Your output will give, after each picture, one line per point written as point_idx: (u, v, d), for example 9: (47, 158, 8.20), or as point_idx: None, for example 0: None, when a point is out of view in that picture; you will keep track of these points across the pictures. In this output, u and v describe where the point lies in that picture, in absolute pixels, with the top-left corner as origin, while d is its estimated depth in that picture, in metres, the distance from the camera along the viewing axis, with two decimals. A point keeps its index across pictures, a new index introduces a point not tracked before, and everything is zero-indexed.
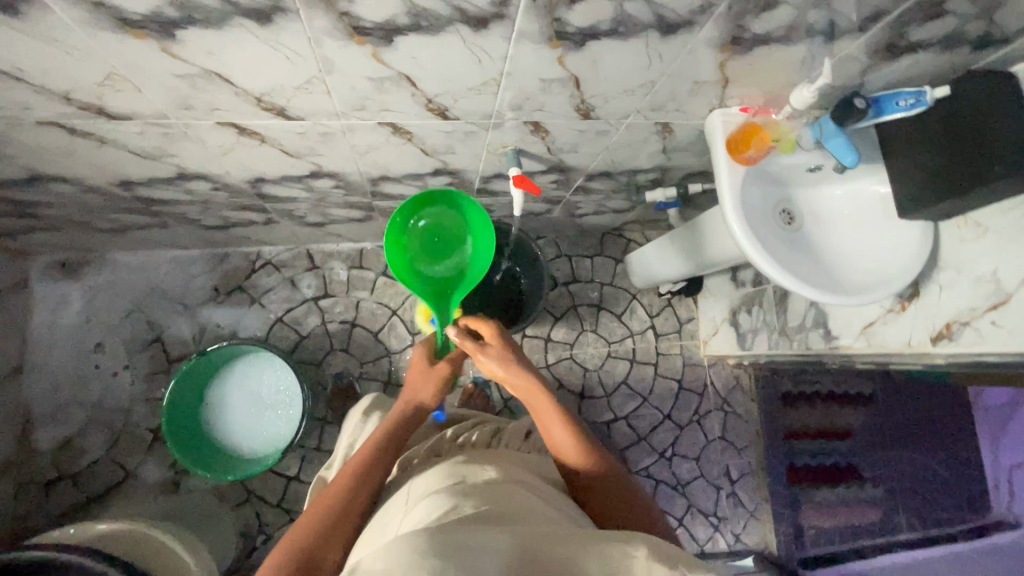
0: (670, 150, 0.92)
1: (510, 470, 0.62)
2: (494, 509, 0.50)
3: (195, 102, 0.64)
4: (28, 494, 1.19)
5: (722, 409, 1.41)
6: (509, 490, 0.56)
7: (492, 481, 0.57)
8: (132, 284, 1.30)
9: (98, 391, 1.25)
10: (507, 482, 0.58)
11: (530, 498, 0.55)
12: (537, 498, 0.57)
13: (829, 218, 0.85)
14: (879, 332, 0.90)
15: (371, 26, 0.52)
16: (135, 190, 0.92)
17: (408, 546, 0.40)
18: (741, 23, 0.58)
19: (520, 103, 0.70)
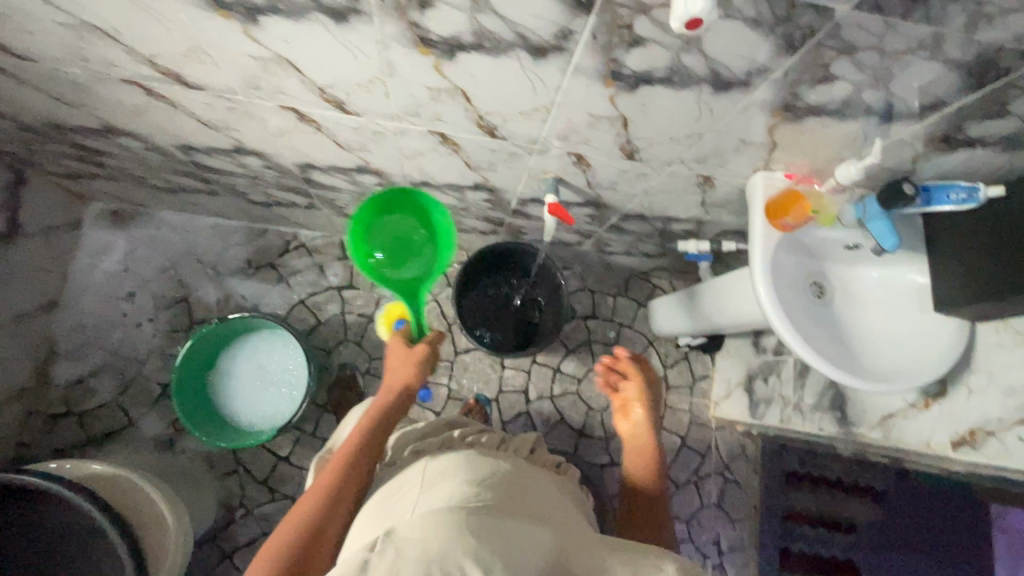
0: (709, 204, 0.92)
1: (523, 465, 0.63)
2: (521, 498, 0.53)
3: (263, 84, 0.68)
4: (34, 424, 1.23)
5: (722, 474, 1.35)
6: (535, 485, 0.58)
7: (517, 470, 0.59)
8: (173, 243, 1.36)
9: (120, 338, 1.30)
10: (530, 476, 0.59)
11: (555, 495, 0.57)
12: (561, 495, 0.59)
13: (861, 299, 0.82)
14: (899, 425, 0.87)
15: (437, 39, 0.55)
16: (193, 156, 0.97)
17: (442, 522, 0.43)
18: (795, 92, 0.58)
19: (566, 133, 0.72)
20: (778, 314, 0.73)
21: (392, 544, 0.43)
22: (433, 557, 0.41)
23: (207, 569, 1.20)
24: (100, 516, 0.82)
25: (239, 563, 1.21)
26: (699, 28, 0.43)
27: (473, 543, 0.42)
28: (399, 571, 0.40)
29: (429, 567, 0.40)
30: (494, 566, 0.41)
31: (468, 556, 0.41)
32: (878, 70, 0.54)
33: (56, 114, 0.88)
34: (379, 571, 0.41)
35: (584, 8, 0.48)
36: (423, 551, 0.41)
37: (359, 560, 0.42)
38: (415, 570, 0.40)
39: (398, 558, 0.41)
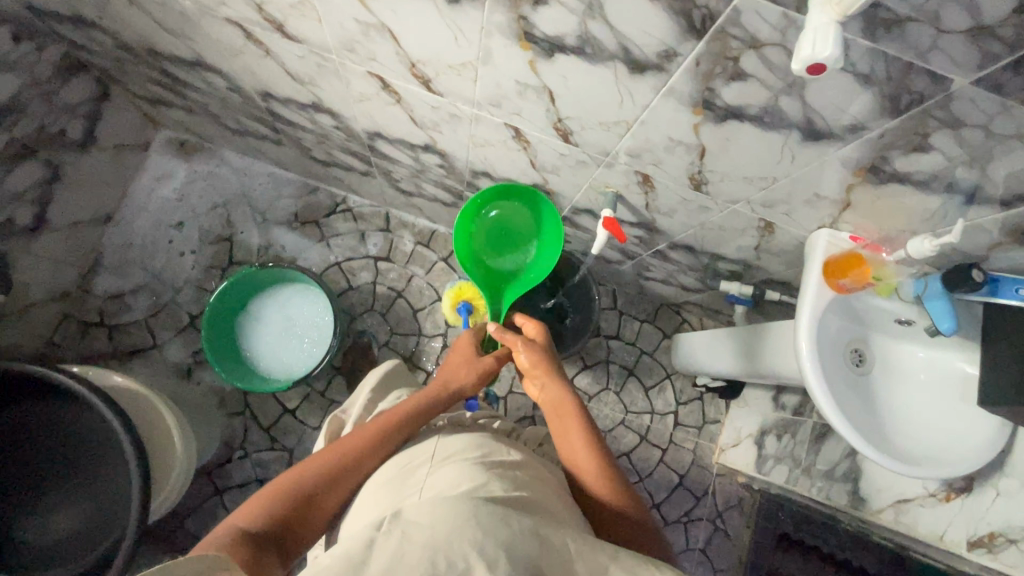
0: (763, 249, 0.90)
1: (535, 461, 0.64)
2: (529, 493, 0.54)
3: (358, 47, 0.70)
4: (68, 327, 1.28)
5: (714, 522, 1.34)
6: (542, 481, 0.59)
7: (524, 464, 0.60)
8: (229, 183, 1.40)
9: (162, 263, 1.34)
10: (540, 472, 0.60)
11: (560, 500, 0.57)
12: (564, 502, 0.59)
13: (901, 375, 0.80)
14: (913, 511, 0.85)
15: (540, 36, 0.55)
16: (270, 104, 1.00)
17: (451, 510, 0.44)
18: (885, 155, 0.57)
19: (639, 152, 0.72)
20: (816, 375, 0.72)
21: (397, 524, 0.44)
22: (439, 547, 0.42)
23: (198, 501, 1.23)
24: (118, 428, 0.84)
25: (228, 502, 1.23)
26: (821, 72, 0.43)
27: (480, 534, 0.43)
28: (404, 554, 0.41)
29: (435, 555, 0.41)
30: (500, 562, 0.41)
31: (473, 549, 0.42)
32: (978, 149, 0.52)
33: (155, 39, 0.91)
34: (385, 549, 0.42)
35: (697, 33, 0.48)
36: (430, 538, 0.42)
37: (365, 536, 0.43)
38: (421, 556, 0.41)
39: (404, 541, 0.42)
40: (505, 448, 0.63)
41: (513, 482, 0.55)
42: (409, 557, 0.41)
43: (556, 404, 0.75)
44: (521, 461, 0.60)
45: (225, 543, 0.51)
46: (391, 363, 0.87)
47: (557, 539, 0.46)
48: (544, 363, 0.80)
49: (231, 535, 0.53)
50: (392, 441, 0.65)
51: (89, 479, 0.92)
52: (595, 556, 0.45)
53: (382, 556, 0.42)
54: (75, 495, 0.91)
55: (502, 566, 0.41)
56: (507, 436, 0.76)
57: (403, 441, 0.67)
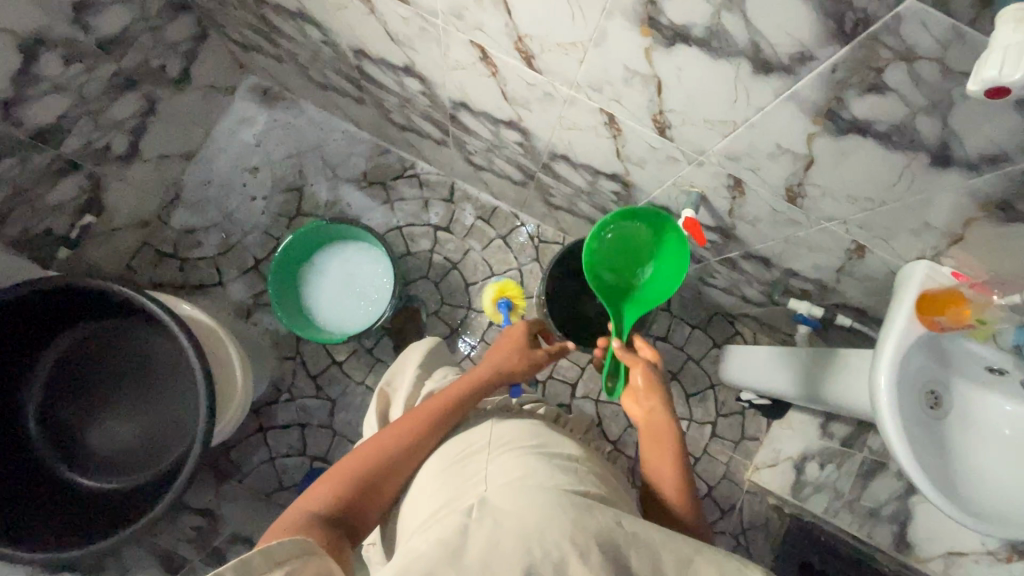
0: (845, 273, 0.86)
1: (592, 456, 0.65)
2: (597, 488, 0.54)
3: (467, 15, 0.69)
4: (144, 254, 1.35)
5: (735, 537, 1.32)
6: (605, 477, 0.59)
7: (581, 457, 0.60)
8: (305, 135, 1.43)
9: (235, 205, 1.39)
10: (599, 468, 0.61)
11: (622, 497, 0.59)
12: (625, 499, 0.60)
13: (977, 427, 0.75)
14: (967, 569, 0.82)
15: (665, 23, 0.53)
16: (362, 62, 1.01)
17: (538, 502, 0.46)
18: (1022, 192, 0.52)
19: (738, 155, 0.69)
20: (894, 417, 0.69)
21: (488, 516, 0.45)
22: (533, 535, 0.43)
23: (243, 435, 1.29)
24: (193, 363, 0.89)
25: (270, 440, 1.29)
26: (1004, 95, 0.40)
27: (569, 526, 0.44)
28: (499, 542, 0.42)
29: (530, 542, 0.42)
30: (593, 551, 0.43)
31: (566, 538, 0.43)
32: None
33: None
34: (479, 535, 0.43)
35: (844, 37, 0.45)
36: (523, 527, 0.43)
37: (457, 524, 0.45)
38: (517, 543, 0.42)
39: (497, 527, 0.44)
40: (560, 438, 0.63)
41: (580, 478, 0.55)
42: (504, 543, 0.42)
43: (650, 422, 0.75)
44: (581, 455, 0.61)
45: (303, 525, 0.53)
46: (426, 342, 0.87)
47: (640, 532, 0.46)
48: (654, 381, 0.79)
49: (305, 518, 0.55)
50: (446, 423, 0.66)
51: (155, 401, 0.97)
52: (680, 547, 0.46)
53: (477, 542, 0.43)
54: (141, 413, 0.97)
55: (595, 556, 0.42)
56: (552, 422, 0.76)
57: (455, 423, 0.67)
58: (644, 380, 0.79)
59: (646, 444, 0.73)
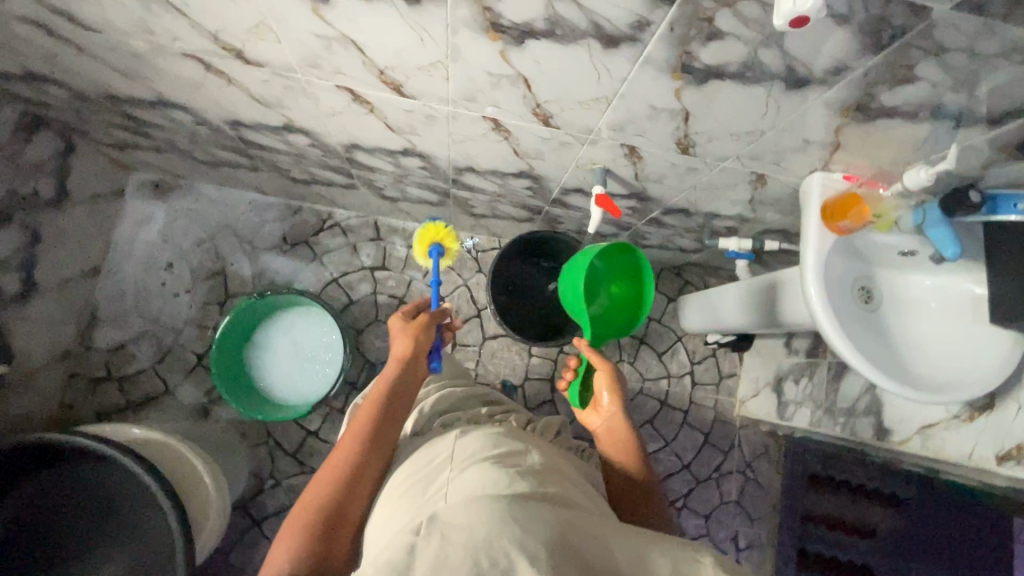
0: (757, 201, 0.90)
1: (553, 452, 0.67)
2: (555, 491, 0.54)
3: (322, 63, 0.68)
4: (76, 386, 1.27)
5: (745, 472, 1.37)
6: (561, 473, 0.60)
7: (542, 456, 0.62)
8: (210, 216, 1.37)
9: (158, 307, 1.32)
10: (558, 464, 0.62)
11: (582, 490, 0.60)
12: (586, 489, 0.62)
13: (910, 306, 0.82)
14: (939, 436, 0.86)
15: (508, 25, 0.54)
16: (241, 131, 0.97)
17: (486, 511, 0.46)
18: (871, 92, 0.56)
19: (622, 125, 0.71)
20: (829, 317, 0.73)
21: (440, 531, 0.45)
22: (480, 544, 0.43)
23: (237, 534, 1.24)
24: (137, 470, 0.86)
25: (267, 531, 1.24)
26: (806, 23, 0.44)
27: (519, 532, 0.45)
28: (447, 556, 0.43)
29: (479, 553, 0.43)
30: (542, 556, 0.44)
31: (516, 546, 0.43)
32: (965, 72, 0.52)
33: (110, 84, 0.88)
34: (427, 555, 0.43)
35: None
36: (471, 538, 0.44)
37: (406, 543, 0.45)
38: (463, 556, 0.43)
39: (445, 542, 0.44)
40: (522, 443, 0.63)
41: (539, 478, 0.55)
42: (451, 556, 0.43)
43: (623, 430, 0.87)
44: (542, 457, 0.61)
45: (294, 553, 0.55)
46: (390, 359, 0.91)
47: (593, 534, 0.49)
48: (618, 391, 0.91)
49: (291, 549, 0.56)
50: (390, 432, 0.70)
51: (121, 533, 0.91)
52: (636, 546, 0.49)
53: (424, 557, 0.43)
54: (112, 547, 0.91)
55: (544, 559, 0.43)
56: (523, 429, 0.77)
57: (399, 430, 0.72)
58: (607, 388, 0.91)
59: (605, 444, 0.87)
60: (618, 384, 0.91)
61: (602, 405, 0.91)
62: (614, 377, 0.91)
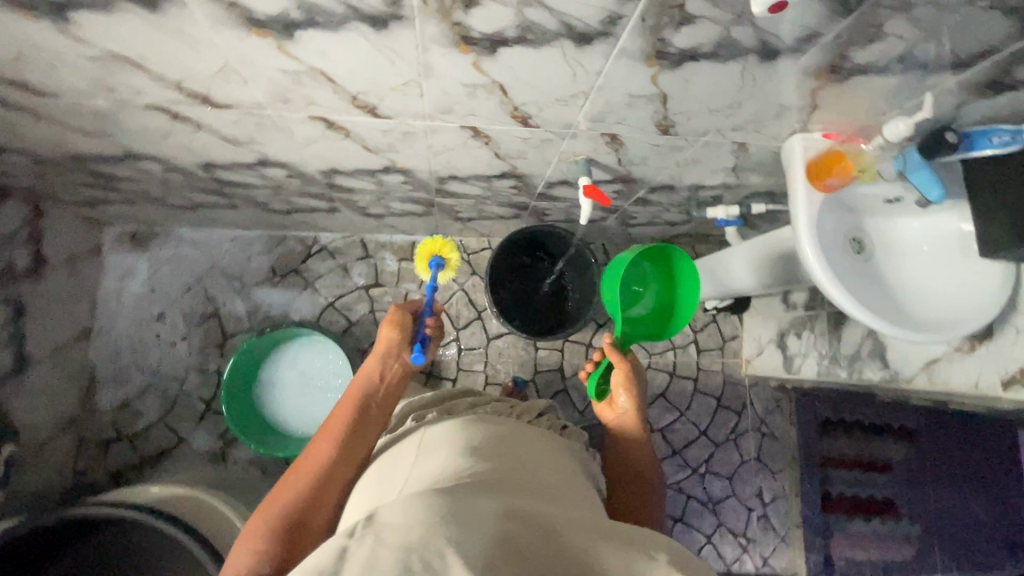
0: (740, 168, 0.91)
1: (523, 441, 0.65)
2: (512, 491, 0.51)
3: (293, 96, 0.66)
4: (88, 451, 1.25)
5: (759, 430, 1.40)
6: (520, 467, 0.58)
7: (505, 453, 0.60)
8: (193, 259, 1.35)
9: (157, 359, 1.30)
10: (520, 458, 0.60)
11: (546, 484, 0.57)
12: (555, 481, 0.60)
13: (902, 250, 0.84)
14: (944, 369, 0.88)
15: (479, 37, 0.53)
16: (215, 172, 0.95)
17: (426, 511, 0.42)
18: (843, 53, 0.57)
19: (601, 115, 0.71)
20: (828, 276, 0.74)
21: (373, 535, 0.40)
22: (414, 545, 0.39)
23: None
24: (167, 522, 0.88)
25: None
26: (782, 10, 0.47)
27: (456, 529, 0.41)
28: (378, 559, 0.38)
29: (410, 556, 0.38)
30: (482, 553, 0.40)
31: (452, 545, 0.39)
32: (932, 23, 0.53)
33: (74, 145, 0.85)
34: (359, 558, 0.39)
35: None
36: (405, 538, 0.39)
37: (336, 547, 0.40)
38: (395, 556, 0.38)
39: (379, 543, 0.39)
40: (487, 440, 0.61)
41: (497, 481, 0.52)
42: (382, 561, 0.38)
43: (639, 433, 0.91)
44: (504, 457, 0.59)
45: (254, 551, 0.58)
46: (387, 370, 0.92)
47: (544, 532, 0.45)
48: (634, 391, 0.93)
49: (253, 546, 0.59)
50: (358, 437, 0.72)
51: None
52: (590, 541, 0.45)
53: (355, 562, 0.38)
54: None
55: (483, 558, 0.39)
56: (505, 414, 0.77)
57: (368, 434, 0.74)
58: (621, 387, 0.92)
59: (615, 442, 0.91)
60: (633, 383, 0.92)
61: (616, 404, 0.93)
62: (631, 377, 0.92)
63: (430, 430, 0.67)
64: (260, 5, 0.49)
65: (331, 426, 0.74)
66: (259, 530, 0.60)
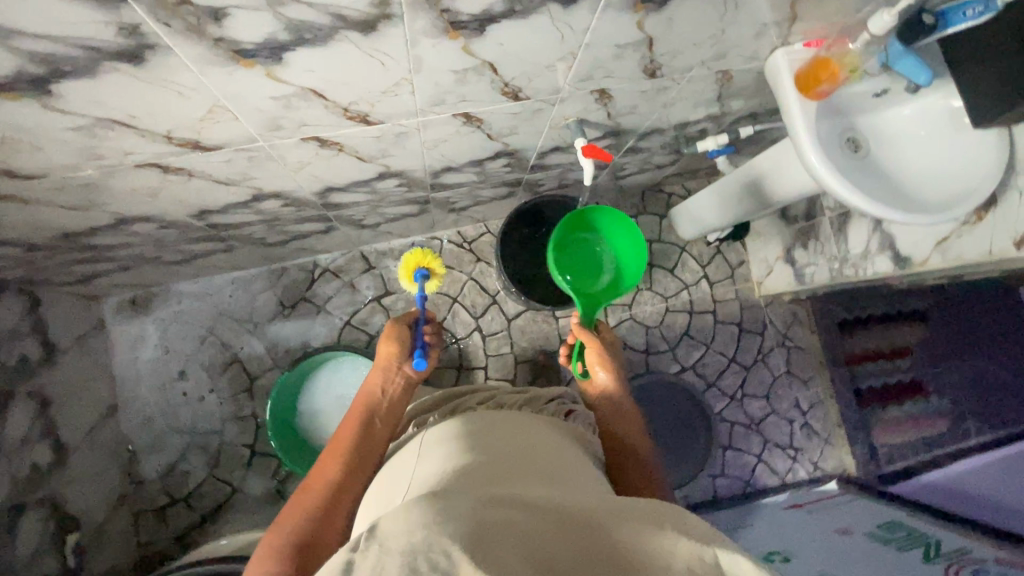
0: (724, 96, 0.92)
1: (526, 437, 0.63)
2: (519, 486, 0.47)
3: (285, 121, 0.65)
4: (146, 522, 1.25)
5: (784, 344, 1.44)
6: (525, 461, 0.56)
7: (508, 450, 0.58)
8: (200, 311, 1.33)
9: (190, 417, 1.30)
10: (524, 452, 0.58)
11: (552, 475, 0.54)
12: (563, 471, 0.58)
13: (895, 140, 0.86)
14: (955, 245, 0.91)
15: (467, 19, 0.53)
16: (210, 218, 0.94)
17: (432, 509, 0.37)
18: None
19: (590, 73, 0.71)
20: (834, 175, 0.76)
21: (372, 539, 0.36)
22: (421, 546, 0.34)
23: None
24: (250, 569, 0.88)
25: None
26: None
27: (465, 525, 0.36)
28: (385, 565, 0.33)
29: (416, 557, 0.33)
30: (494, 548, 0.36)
31: (455, 539, 0.35)
32: None
33: (64, 223, 0.83)
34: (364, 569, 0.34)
35: None
36: (409, 541, 0.35)
37: (339, 563, 0.35)
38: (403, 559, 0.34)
39: (384, 551, 0.34)
40: (488, 443, 0.59)
41: (501, 480, 0.49)
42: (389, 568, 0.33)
43: (619, 403, 0.90)
44: (508, 455, 0.56)
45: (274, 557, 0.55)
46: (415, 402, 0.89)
47: (558, 523, 0.41)
48: (612, 366, 0.94)
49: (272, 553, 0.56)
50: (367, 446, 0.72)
51: None
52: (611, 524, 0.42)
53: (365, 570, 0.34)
54: None
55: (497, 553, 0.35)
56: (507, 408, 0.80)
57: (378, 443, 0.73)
58: (598, 364, 0.94)
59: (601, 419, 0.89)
60: (609, 358, 0.94)
61: (597, 381, 0.93)
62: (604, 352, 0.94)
63: (432, 433, 0.67)
64: (246, 35, 0.48)
65: (339, 437, 0.73)
66: (272, 547, 0.57)
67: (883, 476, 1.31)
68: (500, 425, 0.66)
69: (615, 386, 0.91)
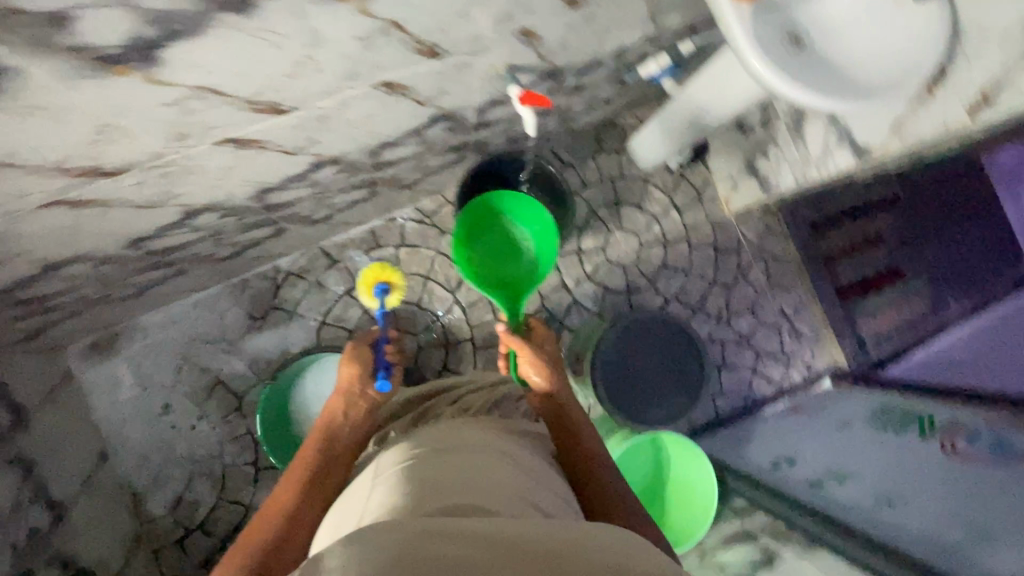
0: (656, 13, 0.87)
1: (480, 445, 0.62)
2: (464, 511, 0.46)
3: (189, 128, 0.59)
4: (167, 557, 1.25)
5: (762, 256, 1.41)
6: (479, 474, 0.54)
7: (462, 462, 0.57)
8: (169, 341, 1.28)
9: (186, 447, 1.27)
10: (479, 464, 0.57)
11: (503, 488, 0.53)
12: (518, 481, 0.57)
13: (839, 29, 0.82)
14: (910, 126, 0.89)
15: None
16: (147, 245, 0.88)
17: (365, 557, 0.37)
18: None
19: (506, 13, 0.66)
20: (780, 77, 0.74)
21: None
22: None
23: None
24: None
25: None
26: None
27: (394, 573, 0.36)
28: None
29: None
30: None
31: None
32: None
33: None
34: None
35: None
36: None
37: None
38: None
39: None
40: (446, 457, 0.58)
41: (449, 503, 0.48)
42: None
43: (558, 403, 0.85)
44: (462, 468, 0.55)
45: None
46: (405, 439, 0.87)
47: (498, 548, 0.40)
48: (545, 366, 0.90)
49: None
50: (325, 470, 0.73)
51: None
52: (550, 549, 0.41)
53: None
54: None
55: None
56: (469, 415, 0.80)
57: (337, 464, 0.75)
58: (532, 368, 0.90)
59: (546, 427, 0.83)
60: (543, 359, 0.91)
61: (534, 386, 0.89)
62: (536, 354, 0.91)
63: (389, 453, 0.66)
64: (106, 37, 0.43)
65: (298, 463, 0.74)
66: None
67: (874, 363, 1.39)
68: (460, 436, 0.65)
69: (552, 385, 0.87)
